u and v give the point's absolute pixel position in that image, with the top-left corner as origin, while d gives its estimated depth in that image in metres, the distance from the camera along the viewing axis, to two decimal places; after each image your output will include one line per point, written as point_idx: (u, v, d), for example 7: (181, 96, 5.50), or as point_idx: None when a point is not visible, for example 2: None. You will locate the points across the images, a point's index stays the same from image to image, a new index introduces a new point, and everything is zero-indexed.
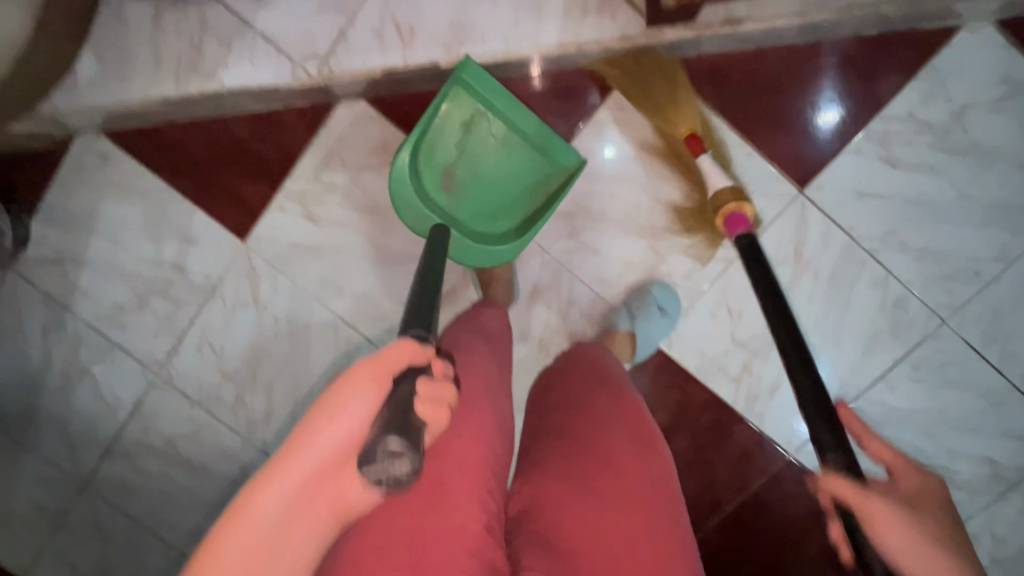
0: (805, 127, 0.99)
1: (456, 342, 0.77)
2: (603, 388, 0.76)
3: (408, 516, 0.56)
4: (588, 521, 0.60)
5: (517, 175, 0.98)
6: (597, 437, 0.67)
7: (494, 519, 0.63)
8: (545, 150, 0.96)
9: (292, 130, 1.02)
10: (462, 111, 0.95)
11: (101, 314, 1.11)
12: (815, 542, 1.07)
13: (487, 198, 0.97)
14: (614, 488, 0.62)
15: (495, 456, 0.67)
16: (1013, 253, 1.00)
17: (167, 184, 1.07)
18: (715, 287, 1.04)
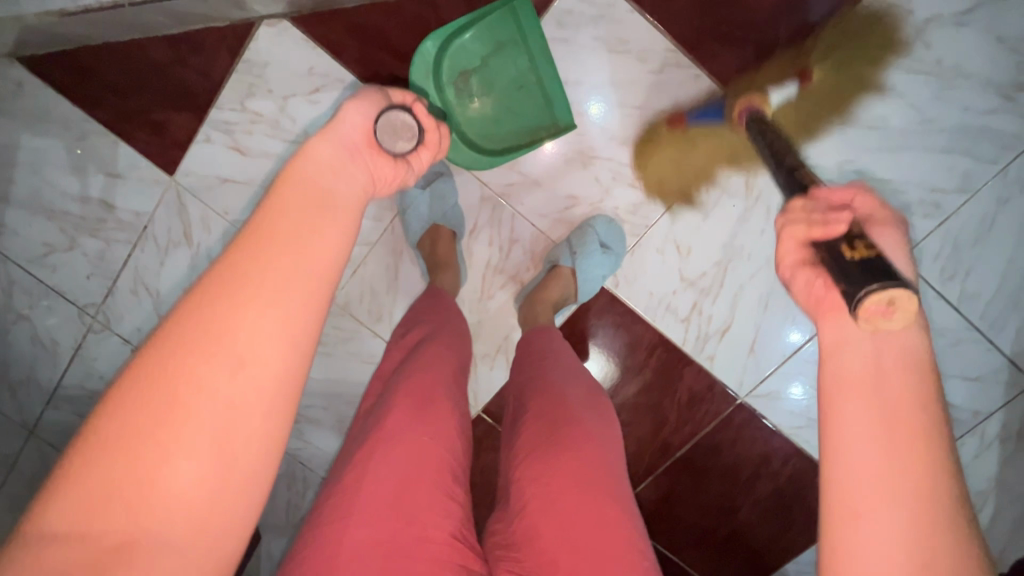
0: (767, 46, 0.84)
1: (417, 342, 0.78)
2: (569, 377, 0.79)
3: (373, 526, 0.57)
4: (554, 507, 0.64)
5: (521, 115, 0.88)
6: (564, 421, 0.71)
7: (462, 524, 0.64)
8: (551, 106, 0.87)
9: (214, 53, 0.91)
10: (496, 37, 0.84)
11: (30, 254, 1.01)
12: (767, 483, 1.01)
13: (486, 124, 0.88)
14: (579, 473, 0.65)
15: (457, 459, 0.68)
16: (977, 181, 0.85)
17: (85, 115, 0.95)
18: (663, 220, 0.92)
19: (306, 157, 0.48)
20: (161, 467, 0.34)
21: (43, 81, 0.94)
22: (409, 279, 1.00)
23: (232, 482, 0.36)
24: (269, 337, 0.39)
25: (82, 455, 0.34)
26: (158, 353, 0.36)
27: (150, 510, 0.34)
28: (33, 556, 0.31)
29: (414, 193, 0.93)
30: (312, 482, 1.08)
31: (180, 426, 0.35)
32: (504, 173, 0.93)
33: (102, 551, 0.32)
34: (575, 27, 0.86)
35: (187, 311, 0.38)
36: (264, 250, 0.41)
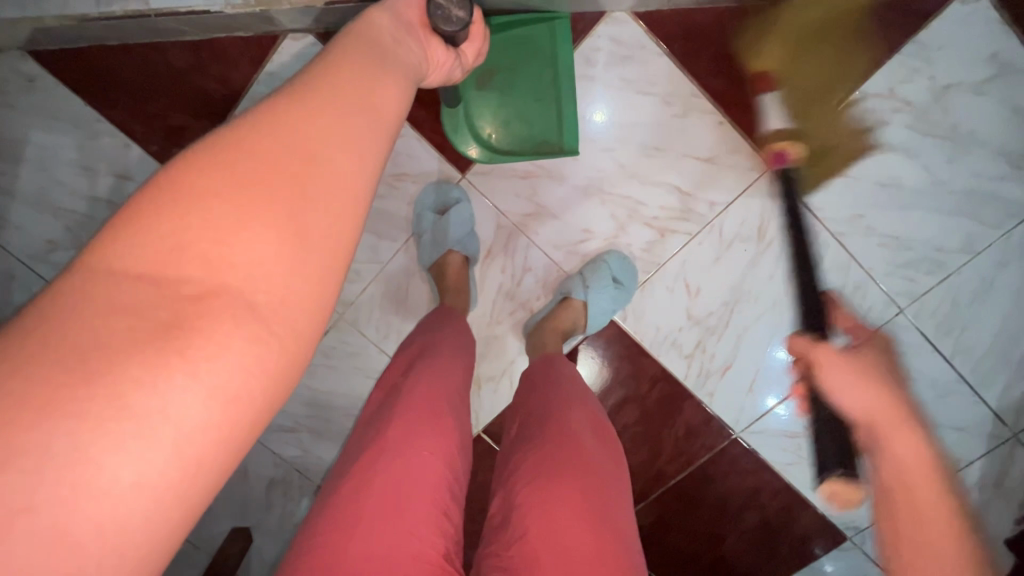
0: None
1: (423, 350, 0.79)
2: (573, 401, 0.81)
3: (367, 541, 0.58)
4: (550, 533, 0.65)
5: (531, 124, 0.88)
6: (566, 442, 0.73)
7: (451, 544, 0.65)
8: (560, 122, 0.87)
9: (235, 63, 0.89)
10: (524, 46, 0.85)
11: (34, 249, 0.99)
12: (755, 514, 1.03)
13: (496, 123, 0.88)
14: (577, 501, 0.67)
15: (455, 478, 0.69)
16: (980, 243, 0.88)
17: (98, 114, 0.94)
18: (675, 260, 0.94)
19: (361, 30, 0.51)
20: (236, 227, 0.34)
21: (56, 77, 0.92)
22: (419, 299, 1.00)
23: (301, 266, 0.36)
24: (340, 144, 0.40)
25: (155, 204, 0.34)
26: (235, 130, 0.37)
27: (226, 270, 0.34)
28: (111, 286, 0.31)
29: (430, 218, 0.93)
30: (308, 491, 1.08)
31: (259, 196, 0.35)
32: (521, 203, 0.94)
33: (181, 297, 0.32)
34: (601, 67, 0.87)
35: (264, 103, 0.40)
36: (334, 76, 0.43)
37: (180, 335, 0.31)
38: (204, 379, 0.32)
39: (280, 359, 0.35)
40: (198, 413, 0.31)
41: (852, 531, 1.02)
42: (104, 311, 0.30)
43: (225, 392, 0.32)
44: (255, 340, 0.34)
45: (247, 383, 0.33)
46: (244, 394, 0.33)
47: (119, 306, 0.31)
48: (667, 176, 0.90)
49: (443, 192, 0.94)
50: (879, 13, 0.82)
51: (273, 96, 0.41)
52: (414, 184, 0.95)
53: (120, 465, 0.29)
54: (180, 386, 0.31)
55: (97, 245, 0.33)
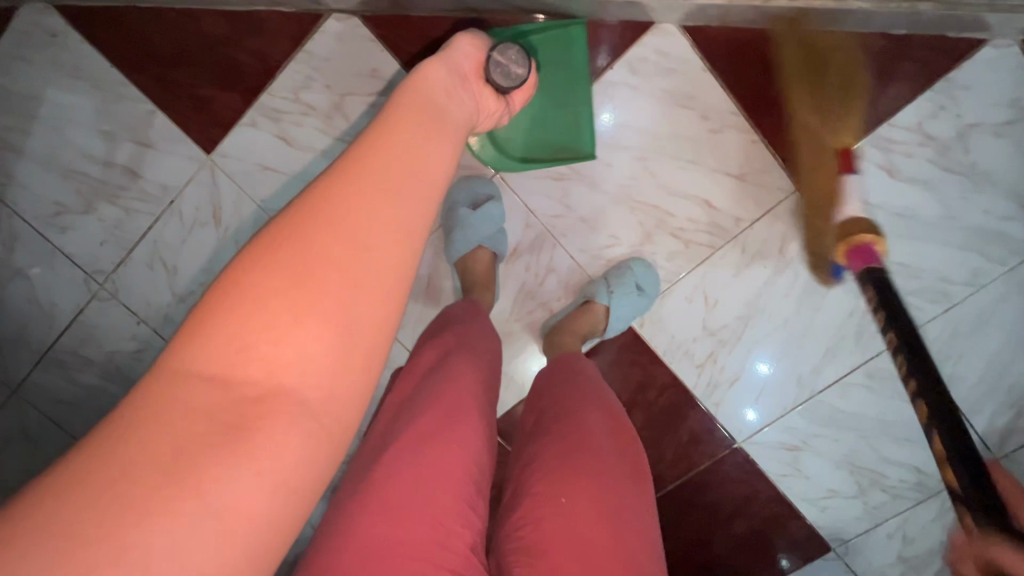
0: None
1: (442, 344, 0.80)
2: (589, 398, 0.82)
3: (391, 528, 0.60)
4: (569, 528, 0.66)
5: (548, 130, 0.90)
6: (585, 440, 0.74)
7: (477, 535, 0.67)
8: (576, 129, 0.89)
9: (274, 37, 0.87)
10: (548, 55, 0.86)
11: (39, 211, 0.96)
12: (746, 522, 1.05)
13: (516, 133, 0.90)
14: (597, 497, 0.68)
15: (480, 467, 0.70)
16: (984, 278, 0.92)
17: (123, 78, 0.91)
18: (695, 272, 0.96)
19: (401, 102, 0.53)
20: (293, 329, 0.38)
21: (82, 35, 0.89)
22: (440, 291, 1.00)
23: (348, 361, 0.40)
24: (383, 237, 0.43)
25: (223, 310, 0.38)
26: (292, 228, 0.41)
27: (281, 372, 0.37)
28: (188, 391, 0.35)
29: (462, 212, 0.93)
30: None
31: (311, 298, 0.39)
32: (552, 204, 0.95)
33: (243, 400, 0.36)
34: (641, 75, 0.89)
35: (317, 196, 0.43)
36: (377, 161, 0.45)
37: (246, 436, 0.35)
38: (267, 475, 0.35)
39: (328, 446, 0.38)
40: (264, 505, 0.35)
41: (836, 542, 1.04)
42: (181, 417, 0.34)
43: (284, 482, 0.36)
44: (308, 436, 0.37)
45: (302, 470, 0.37)
46: (300, 481, 0.37)
47: (192, 409, 0.34)
48: (699, 189, 0.92)
49: (474, 187, 0.94)
50: (914, 52, 0.85)
51: (323, 187, 0.44)
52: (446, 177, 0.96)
53: (203, 556, 0.33)
54: (248, 480, 0.34)
55: (175, 349, 0.37)
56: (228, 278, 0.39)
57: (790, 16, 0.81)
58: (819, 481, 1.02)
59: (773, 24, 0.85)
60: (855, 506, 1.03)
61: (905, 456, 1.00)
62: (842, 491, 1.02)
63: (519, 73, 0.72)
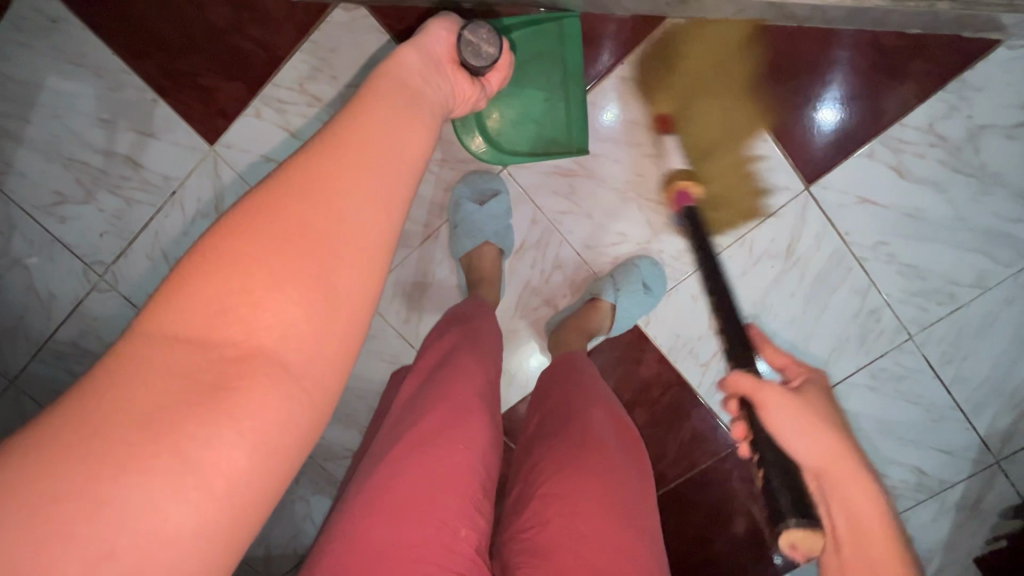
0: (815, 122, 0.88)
1: (446, 342, 0.79)
2: (594, 398, 0.81)
3: (394, 528, 0.59)
4: (574, 530, 0.65)
5: (540, 125, 0.89)
6: (589, 438, 0.73)
7: (482, 539, 0.66)
8: (570, 123, 0.88)
9: (279, 27, 0.86)
10: (540, 46, 0.85)
11: (38, 200, 0.94)
12: (745, 522, 1.05)
13: (505, 126, 0.88)
14: (602, 498, 0.67)
15: (486, 470, 0.69)
16: (991, 280, 0.92)
17: (124, 66, 0.89)
18: (702, 272, 0.95)
19: (380, 80, 0.53)
20: (271, 290, 0.37)
21: (84, 22, 0.88)
22: (444, 287, 0.99)
23: (329, 324, 0.39)
24: (364, 203, 0.42)
25: (200, 272, 0.37)
26: (272, 192, 0.40)
27: (261, 333, 0.36)
28: (166, 351, 0.35)
29: (468, 207, 0.92)
30: (310, 469, 1.08)
31: (290, 259, 0.38)
32: (559, 200, 0.94)
33: (223, 359, 0.35)
34: (652, 72, 0.88)
35: (297, 161, 0.42)
36: (357, 130, 0.44)
37: (225, 396, 0.34)
38: (248, 436, 0.34)
39: (309, 411, 0.38)
40: (244, 465, 0.34)
41: None
42: (160, 376, 0.34)
43: (265, 445, 0.35)
44: (288, 399, 0.36)
45: (283, 434, 0.36)
46: (280, 446, 0.36)
47: (170, 368, 0.34)
48: (708, 188, 0.91)
49: (481, 183, 0.94)
50: (928, 50, 0.84)
51: (302, 155, 0.43)
52: (452, 171, 0.95)
53: (181, 512, 0.32)
54: (227, 439, 0.34)
55: (155, 311, 0.36)
56: (207, 241, 0.39)
57: (807, 12, 0.81)
58: None
59: (787, 21, 0.84)
60: None
61: (908, 457, 0.99)
62: None
63: (492, 51, 0.70)
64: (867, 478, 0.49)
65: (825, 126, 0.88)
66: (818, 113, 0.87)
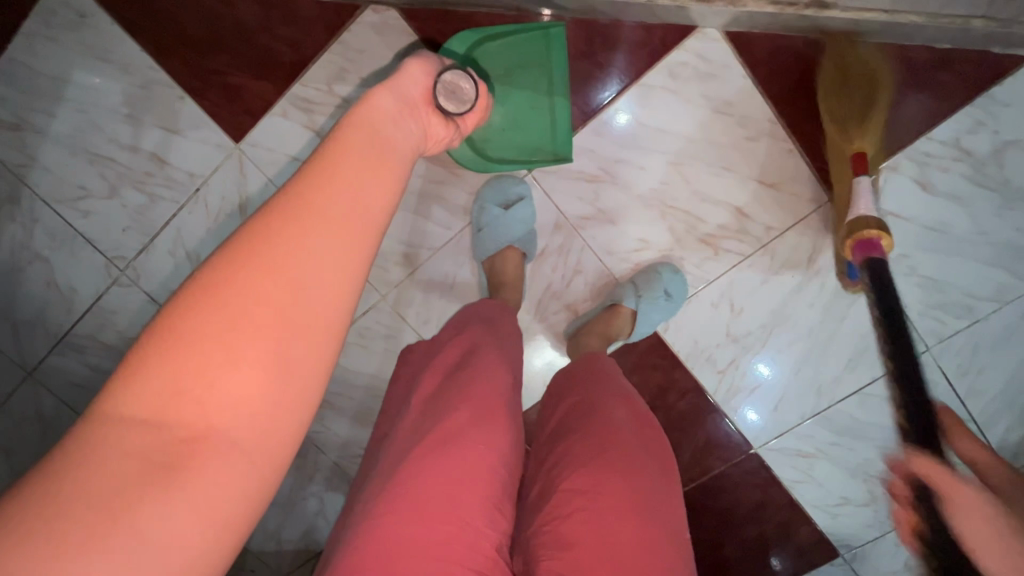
0: None
1: (467, 336, 0.78)
2: (615, 397, 0.80)
3: (418, 527, 0.60)
4: (595, 530, 0.64)
5: (528, 132, 0.91)
6: (610, 441, 0.72)
7: (503, 539, 0.67)
8: (557, 130, 0.91)
9: (309, 28, 0.87)
10: (528, 56, 0.88)
11: (61, 194, 0.94)
12: (755, 528, 1.05)
13: (497, 134, 0.91)
14: (624, 498, 0.66)
15: (508, 468, 0.69)
16: (1010, 294, 0.92)
17: (153, 62, 0.90)
18: (722, 279, 0.96)
19: (350, 122, 0.51)
20: (225, 368, 0.37)
21: (113, 18, 0.88)
22: (465, 289, 0.99)
23: (285, 396, 0.39)
24: (321, 269, 0.41)
25: (155, 348, 0.36)
26: (227, 263, 0.39)
27: (213, 412, 0.36)
28: (119, 430, 0.34)
29: (493, 212, 0.93)
30: (325, 466, 1.09)
31: (245, 335, 0.38)
32: (582, 206, 0.94)
33: (176, 438, 0.35)
34: (680, 80, 0.89)
35: (256, 228, 0.41)
36: (318, 194, 0.43)
37: (178, 475, 0.34)
38: (202, 509, 0.35)
39: (263, 479, 0.38)
40: (201, 532, 0.35)
41: (844, 548, 1.04)
42: (114, 455, 0.34)
43: (219, 516, 0.35)
44: (242, 471, 0.36)
45: (237, 504, 0.36)
46: (233, 515, 0.36)
47: (122, 450, 0.34)
48: (731, 197, 0.92)
49: (506, 187, 0.94)
50: (955, 64, 0.85)
51: (262, 221, 0.42)
52: (478, 175, 0.96)
53: None
54: (182, 515, 0.34)
55: (112, 386, 0.36)
56: (162, 314, 0.38)
57: (840, 26, 0.83)
58: (830, 488, 1.02)
59: (816, 32, 0.85)
60: (866, 512, 1.02)
61: None
62: (854, 499, 1.02)
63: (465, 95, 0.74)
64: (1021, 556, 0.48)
65: None
66: None
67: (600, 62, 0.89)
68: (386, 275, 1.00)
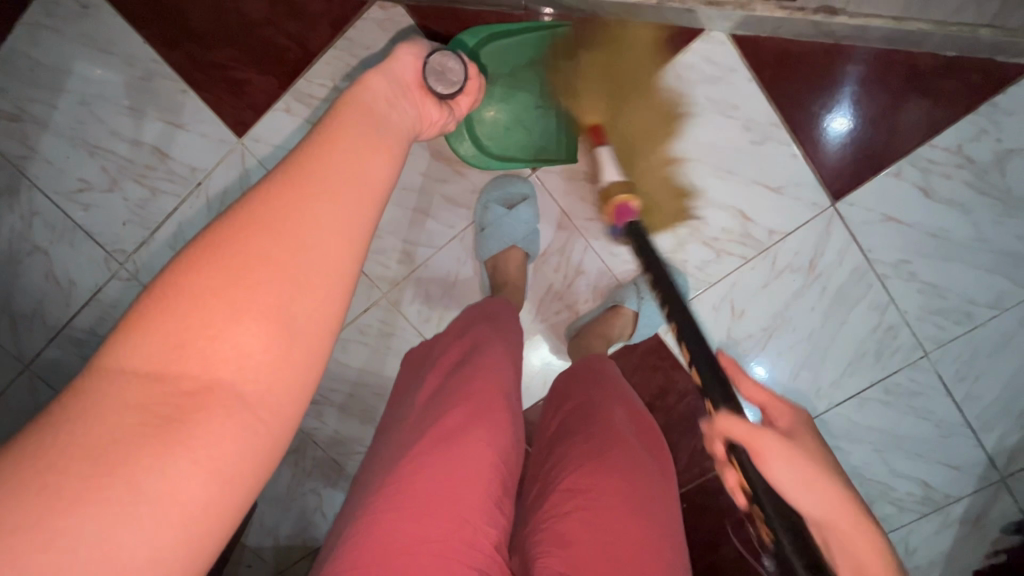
0: (841, 136, 0.88)
1: (469, 334, 0.78)
2: (615, 398, 0.80)
3: (415, 525, 0.59)
4: (594, 528, 0.64)
5: (531, 131, 0.90)
6: (610, 440, 0.72)
7: (501, 537, 0.66)
8: (561, 130, 0.89)
9: (315, 23, 0.86)
10: (533, 55, 0.87)
11: (61, 187, 0.93)
12: (751, 529, 1.05)
13: (499, 132, 0.90)
14: (624, 497, 0.66)
15: (508, 467, 0.69)
16: (1008, 301, 0.93)
17: (156, 56, 0.89)
18: (724, 281, 0.96)
19: (350, 103, 0.50)
20: (229, 321, 0.35)
21: (117, 10, 0.88)
22: (466, 288, 0.99)
23: (290, 352, 0.37)
24: (325, 226, 0.40)
25: (158, 304, 0.35)
26: (231, 222, 0.38)
27: (217, 365, 0.34)
28: (120, 385, 0.32)
29: (496, 212, 0.93)
30: (322, 463, 1.09)
31: (249, 288, 0.36)
32: (586, 207, 0.94)
33: (180, 392, 0.33)
34: (688, 82, 0.89)
35: (259, 189, 0.40)
36: (320, 161, 0.42)
37: (180, 429, 0.32)
38: (206, 464, 0.32)
39: (268, 439, 0.35)
40: (205, 488, 0.32)
41: None
42: (115, 409, 0.32)
43: (224, 473, 0.33)
44: (246, 428, 0.34)
45: (242, 461, 0.34)
46: (238, 474, 0.34)
47: (122, 404, 0.32)
48: (735, 200, 0.92)
49: (510, 186, 0.94)
50: (960, 72, 0.85)
51: (266, 186, 0.40)
52: (482, 174, 0.95)
53: (136, 542, 0.30)
54: (183, 469, 0.32)
55: (112, 346, 0.34)
56: (165, 274, 0.36)
57: (848, 32, 0.83)
58: None
59: (822, 38, 0.85)
60: None
61: (917, 472, 0.99)
62: None
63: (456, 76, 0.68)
64: (867, 525, 0.46)
65: (837, 134, 0.88)
66: (832, 124, 0.88)
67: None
68: (387, 273, 1.00)
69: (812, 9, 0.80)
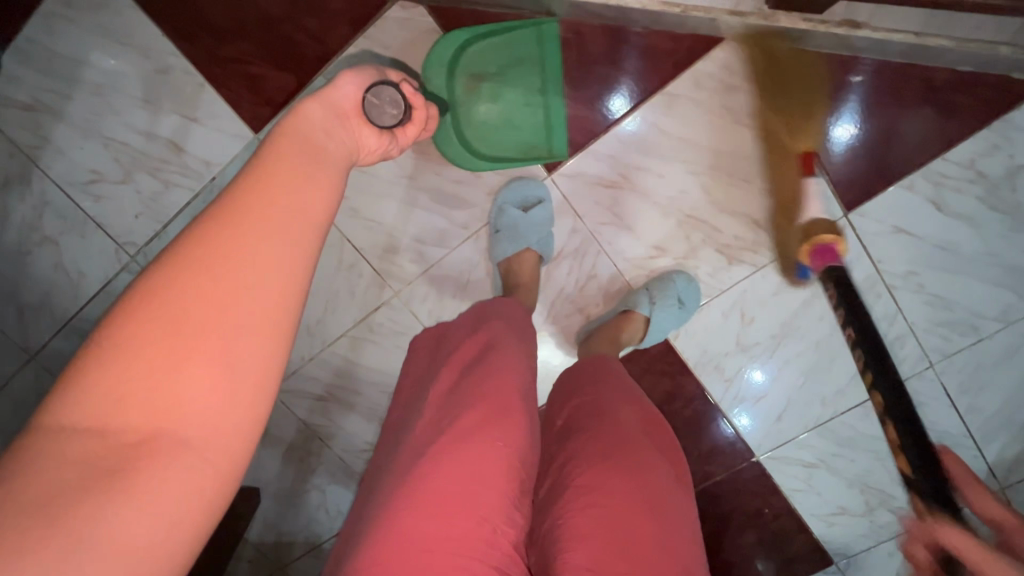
0: (855, 146, 0.89)
1: (485, 330, 0.78)
2: (625, 399, 0.80)
3: (435, 522, 0.59)
4: (606, 528, 0.63)
5: (520, 129, 0.92)
6: (621, 441, 0.72)
7: (518, 536, 0.66)
8: (549, 129, 0.91)
9: (336, 20, 0.86)
10: (521, 54, 0.88)
11: (73, 178, 0.93)
12: (753, 534, 1.06)
13: (488, 133, 0.92)
14: (636, 498, 0.66)
15: (524, 465, 0.69)
16: (1015, 315, 0.93)
17: (174, 49, 0.89)
18: (736, 287, 0.97)
19: (301, 116, 0.49)
20: (172, 368, 0.34)
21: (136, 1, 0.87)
22: (477, 288, 0.99)
23: (240, 391, 0.36)
24: (267, 259, 0.38)
25: (97, 354, 0.34)
26: (169, 262, 0.36)
27: (161, 413, 0.33)
28: (59, 440, 0.32)
29: (511, 213, 0.93)
30: (328, 459, 1.09)
31: (195, 332, 0.35)
32: (601, 212, 0.95)
33: (121, 444, 0.32)
34: (702, 91, 0.89)
35: (199, 224, 0.38)
36: (259, 190, 0.40)
37: (124, 479, 0.32)
38: (156, 510, 0.32)
39: (223, 475, 0.35)
40: (157, 533, 0.32)
41: (839, 557, 1.05)
42: (55, 463, 0.31)
43: (175, 516, 0.33)
44: (196, 470, 0.34)
45: (195, 502, 0.33)
46: (193, 515, 0.33)
47: (62, 459, 0.31)
48: (747, 208, 0.93)
49: (525, 188, 0.94)
50: (978, 87, 0.85)
51: (204, 222, 0.39)
52: (496, 176, 0.96)
53: None
54: (132, 518, 0.31)
55: (51, 398, 0.33)
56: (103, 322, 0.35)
57: (870, 46, 0.85)
58: (829, 498, 1.03)
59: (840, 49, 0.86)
60: (863, 522, 1.03)
61: None
62: (851, 509, 1.03)
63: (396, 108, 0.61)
64: None
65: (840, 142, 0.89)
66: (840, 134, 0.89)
67: (625, 67, 0.89)
68: (399, 271, 1.00)
69: (835, 22, 0.83)
